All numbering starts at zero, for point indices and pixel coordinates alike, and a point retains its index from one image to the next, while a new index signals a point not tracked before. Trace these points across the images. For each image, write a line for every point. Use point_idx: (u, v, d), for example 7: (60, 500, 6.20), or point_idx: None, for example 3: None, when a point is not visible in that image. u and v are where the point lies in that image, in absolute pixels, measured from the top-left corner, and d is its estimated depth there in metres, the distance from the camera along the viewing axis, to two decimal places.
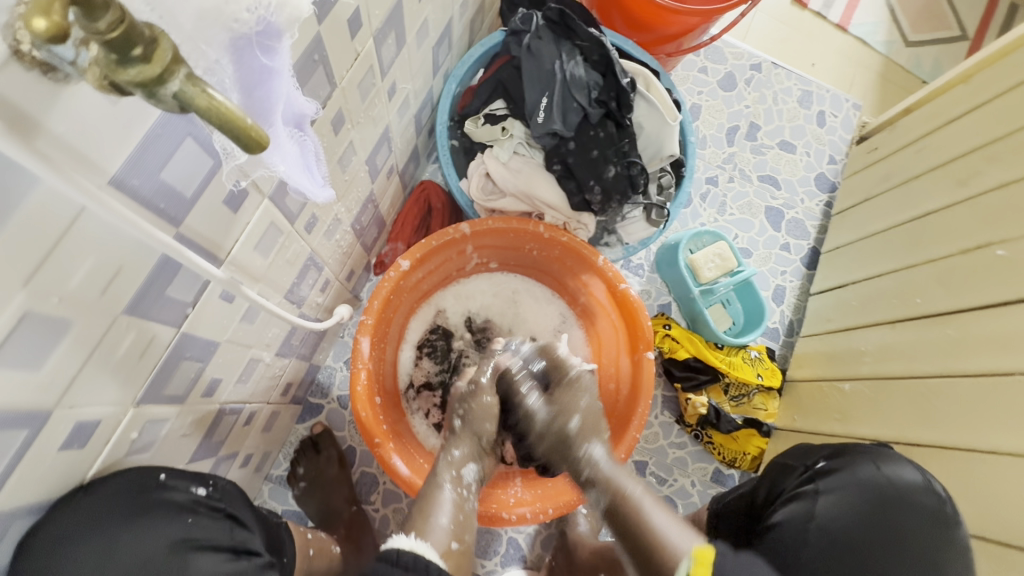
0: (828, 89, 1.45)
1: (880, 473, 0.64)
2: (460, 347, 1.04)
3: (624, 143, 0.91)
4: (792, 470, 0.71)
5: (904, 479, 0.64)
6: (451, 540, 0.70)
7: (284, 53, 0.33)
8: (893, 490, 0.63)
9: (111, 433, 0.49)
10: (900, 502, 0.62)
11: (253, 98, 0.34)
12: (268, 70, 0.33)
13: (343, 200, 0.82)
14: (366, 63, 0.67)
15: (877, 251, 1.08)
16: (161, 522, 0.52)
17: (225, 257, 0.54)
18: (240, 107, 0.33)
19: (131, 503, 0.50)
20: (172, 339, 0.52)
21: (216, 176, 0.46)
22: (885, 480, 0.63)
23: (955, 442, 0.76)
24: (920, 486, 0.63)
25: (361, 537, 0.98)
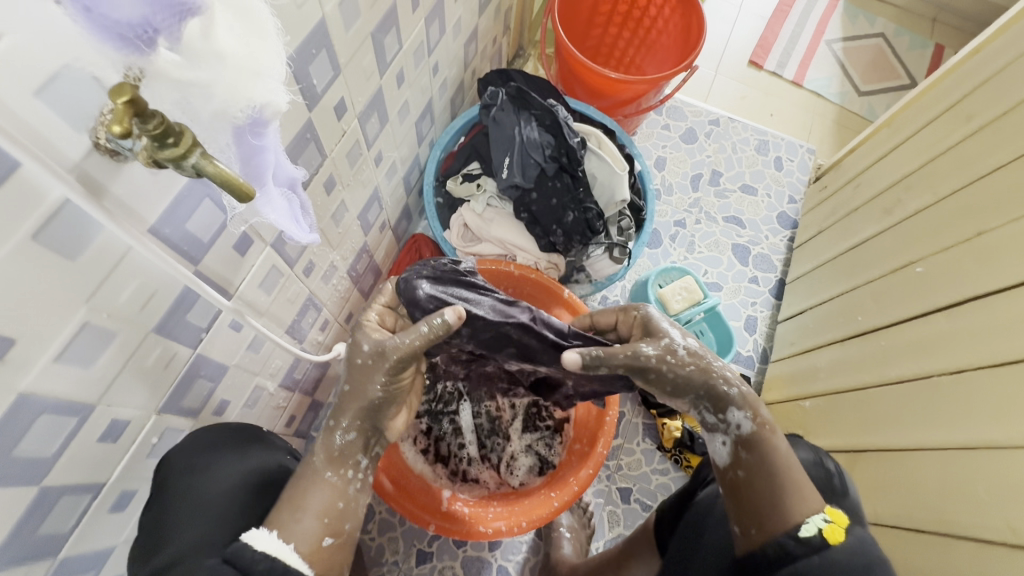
0: (783, 137, 1.59)
1: None
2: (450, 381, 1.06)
3: (579, 192, 1.05)
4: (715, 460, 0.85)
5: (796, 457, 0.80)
6: (322, 535, 0.66)
7: (269, 134, 0.47)
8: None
9: (138, 434, 0.61)
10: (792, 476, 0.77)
11: (249, 166, 0.48)
12: (258, 147, 0.47)
13: (338, 250, 0.96)
14: (353, 137, 0.84)
15: (828, 277, 1.18)
16: (264, 451, 0.77)
17: (234, 292, 0.68)
18: (239, 172, 0.47)
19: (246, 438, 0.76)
20: (189, 358, 0.65)
21: (224, 229, 0.60)
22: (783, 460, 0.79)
23: (894, 445, 0.82)
24: (810, 461, 0.79)
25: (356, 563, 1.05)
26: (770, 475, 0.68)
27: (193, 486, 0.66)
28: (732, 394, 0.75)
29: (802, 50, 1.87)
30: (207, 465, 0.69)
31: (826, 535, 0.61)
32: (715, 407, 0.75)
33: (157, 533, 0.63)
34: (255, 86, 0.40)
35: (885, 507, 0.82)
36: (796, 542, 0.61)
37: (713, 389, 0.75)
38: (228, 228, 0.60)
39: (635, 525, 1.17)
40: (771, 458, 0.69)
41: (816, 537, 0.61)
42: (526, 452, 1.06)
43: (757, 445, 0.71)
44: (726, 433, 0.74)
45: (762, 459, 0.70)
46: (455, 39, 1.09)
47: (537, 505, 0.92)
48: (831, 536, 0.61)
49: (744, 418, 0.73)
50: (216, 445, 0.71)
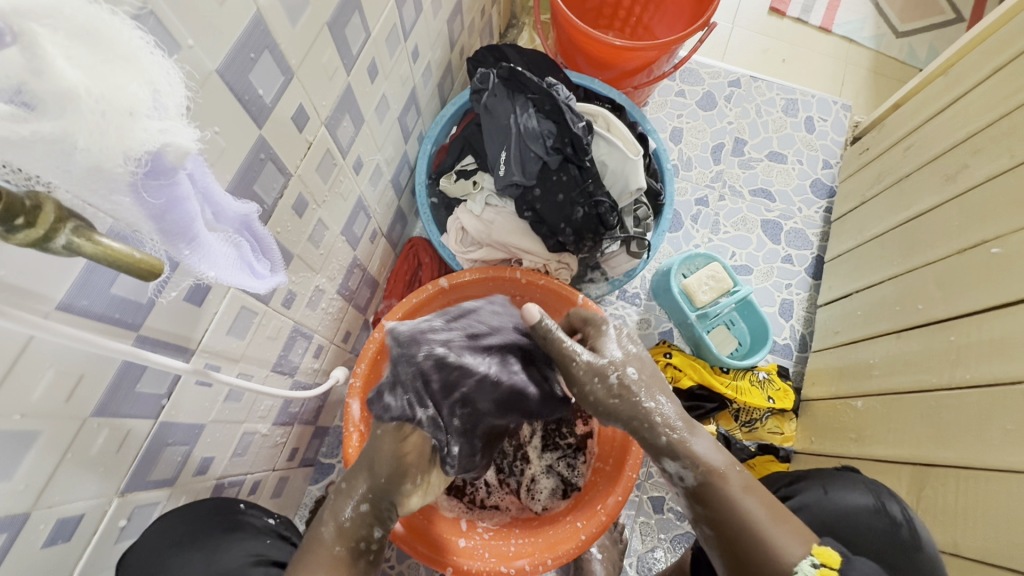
0: (813, 94, 1.42)
1: (826, 496, 0.75)
2: None
3: (588, 184, 0.92)
4: None
5: (849, 502, 0.74)
6: None
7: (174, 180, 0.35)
8: (848, 513, 0.73)
9: (97, 524, 0.54)
10: (847, 527, 0.72)
11: (166, 220, 0.37)
12: (176, 196, 0.36)
13: (322, 272, 0.86)
14: (323, 148, 0.73)
15: (877, 255, 1.04)
16: (244, 540, 0.68)
17: (195, 347, 0.59)
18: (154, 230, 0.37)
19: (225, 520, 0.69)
20: (150, 430, 0.57)
21: (155, 303, 0.50)
22: (831, 503, 0.74)
23: (975, 461, 0.71)
24: (869, 509, 0.73)
25: None
26: (736, 531, 0.64)
27: None
28: (660, 442, 0.71)
29: None
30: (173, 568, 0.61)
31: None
32: (653, 460, 0.72)
33: None
34: (134, 129, 0.29)
35: (963, 536, 0.71)
36: None
37: (641, 437, 0.73)
38: (159, 302, 0.50)
39: (670, 537, 1.09)
40: (726, 509, 0.65)
41: None
42: (547, 474, 0.99)
43: (707, 493, 0.67)
44: (672, 488, 0.71)
45: (718, 513, 0.66)
46: (436, 17, 0.96)
47: (561, 539, 0.83)
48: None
49: (681, 470, 0.69)
50: (185, 544, 0.62)
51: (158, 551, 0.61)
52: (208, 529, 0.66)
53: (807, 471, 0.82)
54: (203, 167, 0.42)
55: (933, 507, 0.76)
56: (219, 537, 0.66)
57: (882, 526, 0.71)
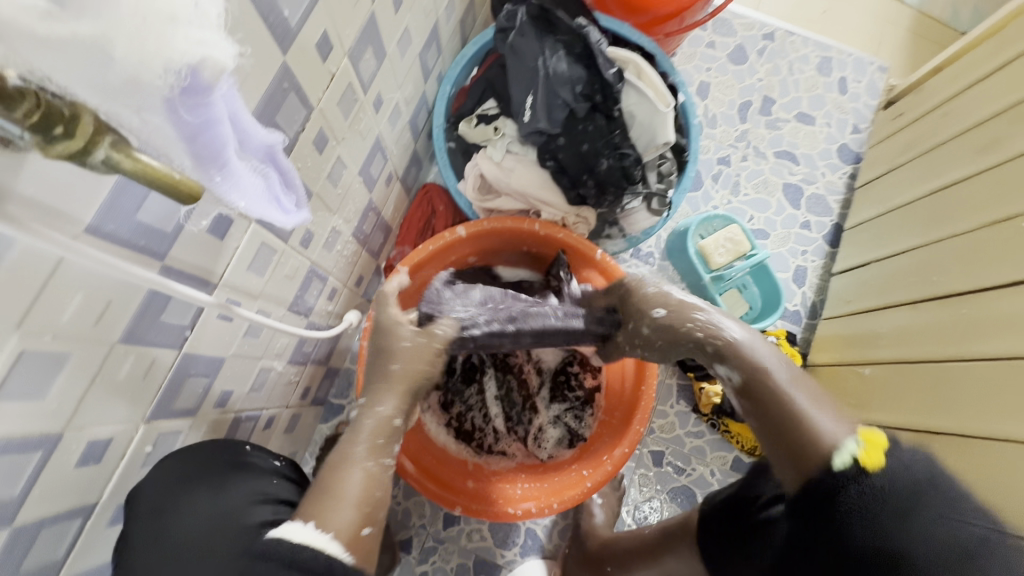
0: (850, 52, 1.35)
1: None
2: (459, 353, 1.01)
3: (615, 135, 0.89)
4: None
5: None
6: (362, 523, 0.59)
7: (213, 102, 0.34)
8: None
9: (124, 448, 0.55)
10: None
11: (197, 143, 0.36)
12: (209, 119, 0.34)
13: (339, 214, 0.85)
14: (345, 81, 0.69)
15: (899, 225, 1.03)
16: (251, 478, 0.68)
17: (217, 281, 0.59)
18: (186, 154, 0.35)
19: (228, 460, 0.68)
20: (174, 361, 0.57)
21: (183, 229, 0.49)
22: None
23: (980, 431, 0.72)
24: None
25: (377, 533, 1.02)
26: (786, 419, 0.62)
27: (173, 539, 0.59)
28: (720, 343, 0.68)
29: None
30: (180, 500, 0.61)
31: (862, 464, 0.55)
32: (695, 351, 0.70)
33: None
34: (174, 39, 0.28)
35: None
36: (831, 476, 0.56)
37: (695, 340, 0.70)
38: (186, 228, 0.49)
39: (667, 489, 1.13)
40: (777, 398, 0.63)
41: (852, 467, 0.55)
42: (554, 424, 1.00)
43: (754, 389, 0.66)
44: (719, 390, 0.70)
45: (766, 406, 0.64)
46: None
47: (567, 484, 0.86)
48: (867, 461, 0.55)
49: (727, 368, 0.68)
50: (192, 478, 0.62)
51: (167, 486, 0.60)
52: (215, 467, 0.66)
53: None
54: (234, 93, 0.40)
55: None
56: (226, 475, 0.66)
57: None
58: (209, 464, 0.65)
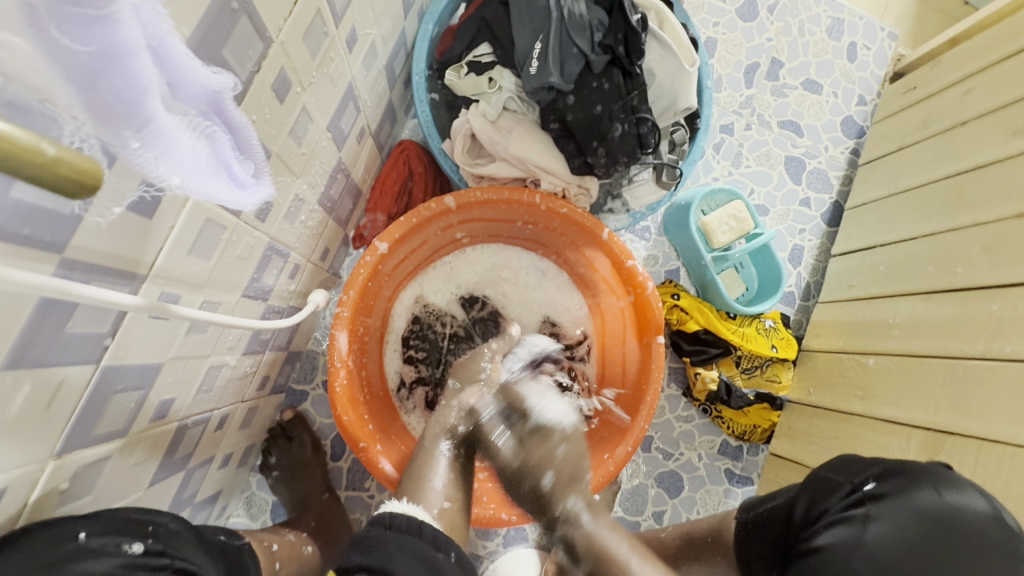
0: (861, 15, 1.26)
1: (942, 499, 0.56)
2: (421, 338, 0.92)
3: (632, 97, 0.77)
4: (831, 487, 0.64)
5: (968, 507, 0.56)
6: (443, 502, 0.69)
7: (135, 27, 0.26)
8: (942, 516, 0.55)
9: (29, 490, 0.42)
10: (962, 536, 0.54)
11: (71, 68, 0.25)
12: (118, 48, 0.25)
13: (303, 178, 0.69)
14: (313, 6, 0.53)
15: (911, 209, 0.98)
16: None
17: (148, 271, 0.44)
18: (80, 105, 0.26)
19: None
20: (92, 377, 0.43)
21: (83, 223, 0.35)
22: (947, 509, 0.55)
23: (1003, 435, 0.69)
24: (987, 516, 0.55)
25: (337, 528, 0.93)
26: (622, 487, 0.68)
27: None
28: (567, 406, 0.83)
29: None
30: None
31: None
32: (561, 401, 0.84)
33: None
34: None
35: None
36: None
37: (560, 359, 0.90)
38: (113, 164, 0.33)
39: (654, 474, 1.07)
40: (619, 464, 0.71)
41: None
42: None
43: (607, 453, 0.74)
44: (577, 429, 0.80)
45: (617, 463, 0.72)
46: None
47: (559, 490, 0.79)
48: None
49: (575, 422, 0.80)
50: None
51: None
52: None
53: (895, 461, 0.63)
54: (175, 41, 0.29)
55: None
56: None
57: (997, 537, 0.54)
58: None
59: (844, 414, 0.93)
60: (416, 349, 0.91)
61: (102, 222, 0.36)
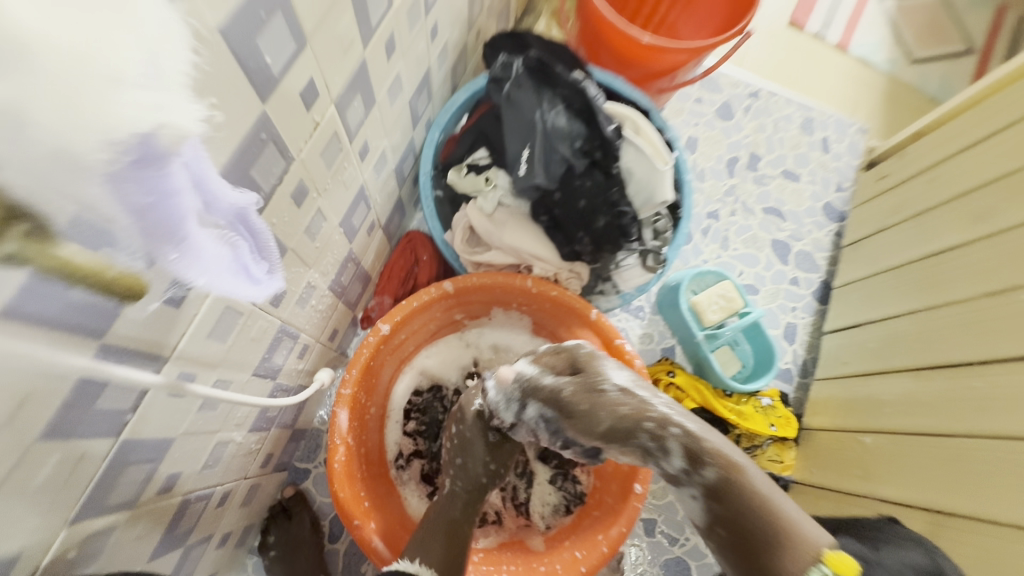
0: (831, 113, 1.39)
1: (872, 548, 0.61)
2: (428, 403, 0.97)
3: (612, 192, 0.86)
4: None
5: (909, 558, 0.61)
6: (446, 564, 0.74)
7: (174, 173, 0.31)
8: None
9: (41, 560, 0.45)
10: None
11: (147, 218, 0.32)
12: (166, 192, 0.31)
13: (316, 267, 0.78)
14: (330, 130, 0.64)
15: (894, 288, 1.02)
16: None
17: (170, 353, 0.50)
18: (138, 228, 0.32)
19: None
20: (111, 449, 0.48)
21: (120, 315, 0.41)
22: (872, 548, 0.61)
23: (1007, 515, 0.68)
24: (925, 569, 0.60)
25: None
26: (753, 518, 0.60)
27: None
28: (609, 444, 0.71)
29: (850, 8, 1.67)
30: None
31: None
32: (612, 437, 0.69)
33: None
34: None
35: None
36: None
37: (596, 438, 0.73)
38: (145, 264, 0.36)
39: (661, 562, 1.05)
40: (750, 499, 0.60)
41: None
42: (552, 490, 0.94)
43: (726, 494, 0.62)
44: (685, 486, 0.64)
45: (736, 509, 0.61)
46: None
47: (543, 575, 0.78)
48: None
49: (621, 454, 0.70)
50: None
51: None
52: None
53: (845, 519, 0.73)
54: (205, 163, 0.36)
55: None
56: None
57: None
58: None
59: (849, 496, 0.91)
60: (416, 422, 0.96)
61: (135, 313, 0.42)
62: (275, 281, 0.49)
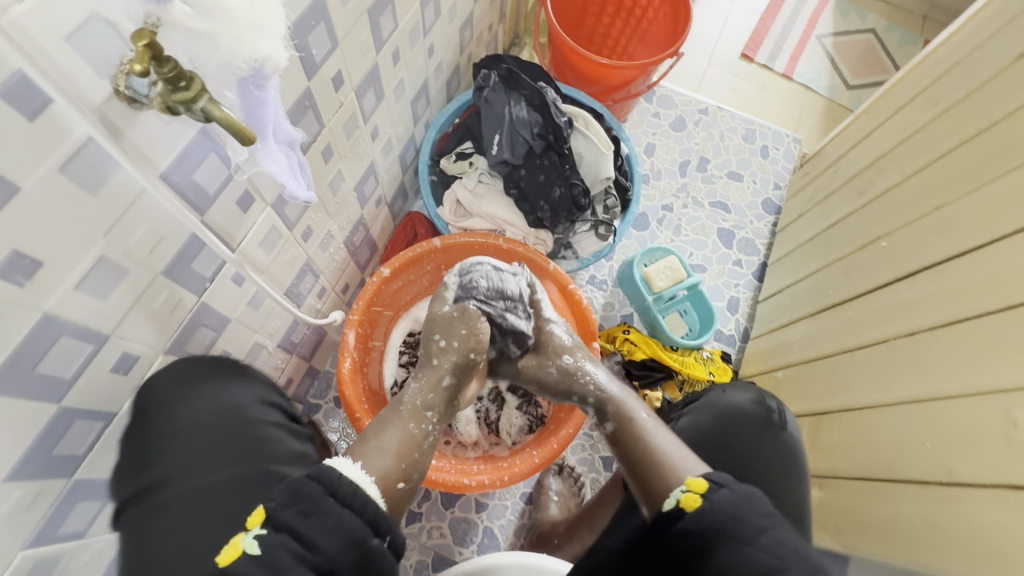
0: (770, 126, 1.64)
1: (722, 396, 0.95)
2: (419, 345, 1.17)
3: (566, 169, 1.10)
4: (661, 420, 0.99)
5: (739, 405, 0.93)
6: (399, 477, 0.72)
7: (270, 88, 0.52)
8: (731, 412, 0.92)
9: (146, 371, 0.67)
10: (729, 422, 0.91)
11: (251, 118, 0.53)
12: (262, 101, 0.52)
13: (335, 219, 1.01)
14: (350, 110, 0.89)
15: (806, 256, 1.22)
16: (248, 384, 0.81)
17: (237, 246, 0.73)
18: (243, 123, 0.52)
19: (215, 372, 0.77)
20: (194, 305, 0.70)
21: (216, 200, 0.65)
22: (720, 403, 0.93)
23: (868, 404, 0.87)
24: (748, 403, 0.94)
25: None
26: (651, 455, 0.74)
27: (181, 421, 0.71)
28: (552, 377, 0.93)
29: (793, 43, 1.95)
30: (191, 398, 0.72)
31: (683, 504, 0.65)
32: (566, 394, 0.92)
33: (148, 457, 0.69)
34: (260, 40, 0.45)
35: (845, 464, 0.89)
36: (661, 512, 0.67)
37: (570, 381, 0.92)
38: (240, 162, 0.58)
39: None
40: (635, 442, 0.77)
41: (673, 509, 0.66)
42: (519, 414, 1.13)
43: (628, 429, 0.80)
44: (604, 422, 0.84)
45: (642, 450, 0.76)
46: (451, 23, 1.14)
47: (506, 466, 0.97)
48: (686, 504, 0.65)
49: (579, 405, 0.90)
50: (203, 374, 0.74)
51: (179, 382, 0.71)
52: (219, 372, 0.77)
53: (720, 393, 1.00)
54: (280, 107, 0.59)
55: (826, 446, 0.94)
56: (227, 380, 0.78)
57: (757, 414, 0.93)
58: (212, 372, 0.76)
59: None
60: (408, 360, 1.15)
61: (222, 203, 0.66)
62: (311, 194, 0.71)
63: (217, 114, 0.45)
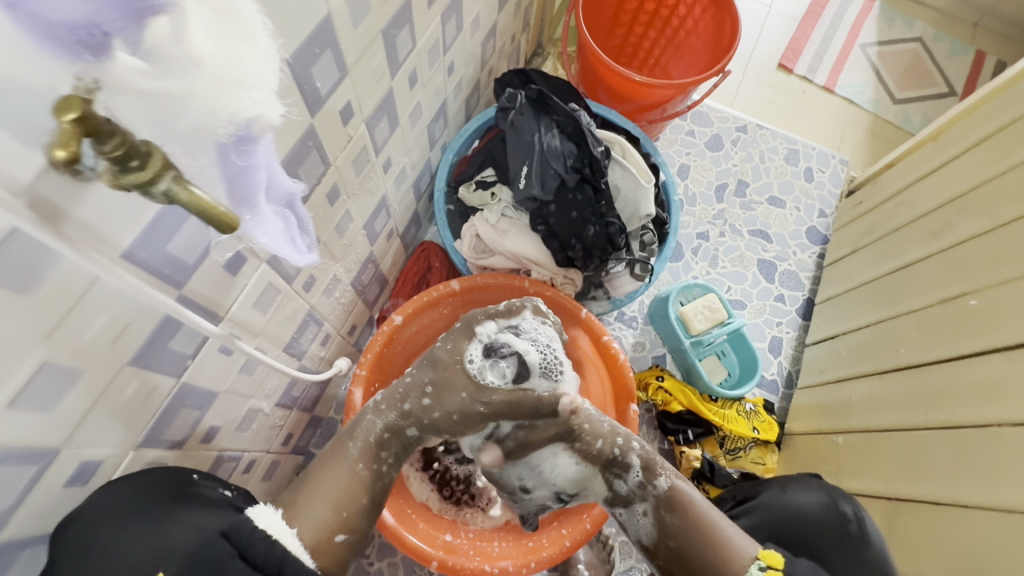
0: (814, 146, 1.50)
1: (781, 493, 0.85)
2: None
3: (601, 205, 0.98)
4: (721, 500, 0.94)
5: (804, 503, 0.83)
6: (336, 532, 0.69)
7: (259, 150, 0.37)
8: (794, 515, 0.82)
9: (112, 473, 0.56)
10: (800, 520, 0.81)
11: (237, 187, 0.39)
12: (247, 167, 0.37)
13: (341, 262, 0.90)
14: (360, 143, 0.77)
15: (867, 300, 1.09)
16: (194, 512, 0.60)
17: (225, 314, 0.62)
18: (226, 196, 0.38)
19: (154, 499, 0.57)
20: (172, 388, 0.59)
21: (197, 270, 0.53)
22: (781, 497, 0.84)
23: (964, 498, 0.74)
24: (818, 505, 0.82)
25: None
26: (701, 538, 0.73)
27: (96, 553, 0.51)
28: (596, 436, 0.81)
29: (834, 53, 1.80)
30: (107, 537, 0.52)
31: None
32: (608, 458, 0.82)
33: None
34: (241, 97, 0.32)
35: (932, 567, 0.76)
36: None
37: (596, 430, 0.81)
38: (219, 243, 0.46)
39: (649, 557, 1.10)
40: (696, 525, 0.73)
41: None
42: None
43: (676, 505, 0.77)
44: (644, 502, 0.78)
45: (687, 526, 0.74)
46: (473, 37, 1.02)
47: (532, 548, 0.86)
48: None
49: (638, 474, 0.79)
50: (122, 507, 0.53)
51: (95, 516, 0.52)
52: (156, 494, 0.57)
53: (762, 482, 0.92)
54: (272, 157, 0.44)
55: (903, 537, 0.82)
56: (161, 508, 0.57)
57: (832, 520, 0.80)
58: (140, 499, 0.55)
59: None
60: None
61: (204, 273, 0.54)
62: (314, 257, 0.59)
63: (187, 195, 0.34)
